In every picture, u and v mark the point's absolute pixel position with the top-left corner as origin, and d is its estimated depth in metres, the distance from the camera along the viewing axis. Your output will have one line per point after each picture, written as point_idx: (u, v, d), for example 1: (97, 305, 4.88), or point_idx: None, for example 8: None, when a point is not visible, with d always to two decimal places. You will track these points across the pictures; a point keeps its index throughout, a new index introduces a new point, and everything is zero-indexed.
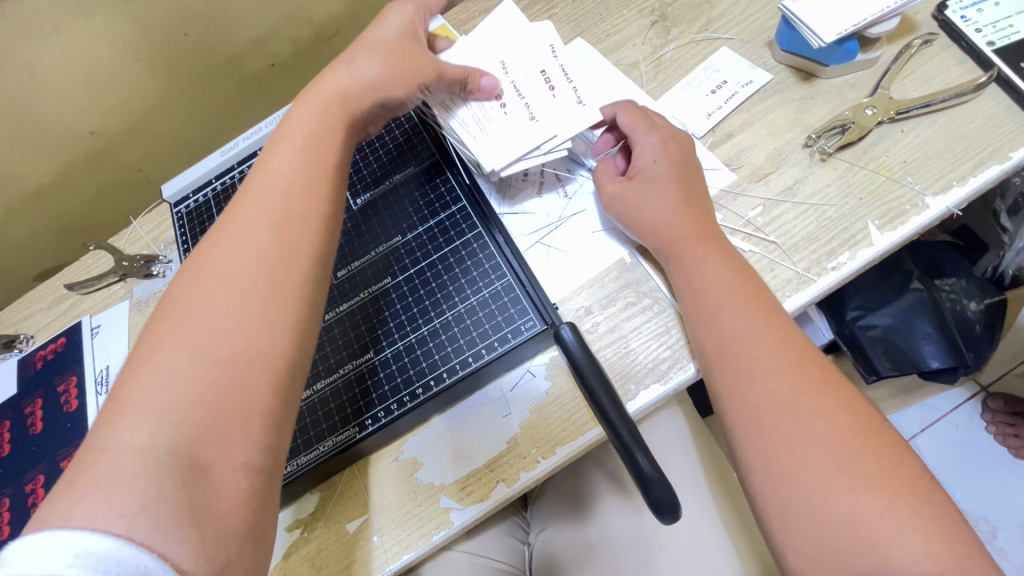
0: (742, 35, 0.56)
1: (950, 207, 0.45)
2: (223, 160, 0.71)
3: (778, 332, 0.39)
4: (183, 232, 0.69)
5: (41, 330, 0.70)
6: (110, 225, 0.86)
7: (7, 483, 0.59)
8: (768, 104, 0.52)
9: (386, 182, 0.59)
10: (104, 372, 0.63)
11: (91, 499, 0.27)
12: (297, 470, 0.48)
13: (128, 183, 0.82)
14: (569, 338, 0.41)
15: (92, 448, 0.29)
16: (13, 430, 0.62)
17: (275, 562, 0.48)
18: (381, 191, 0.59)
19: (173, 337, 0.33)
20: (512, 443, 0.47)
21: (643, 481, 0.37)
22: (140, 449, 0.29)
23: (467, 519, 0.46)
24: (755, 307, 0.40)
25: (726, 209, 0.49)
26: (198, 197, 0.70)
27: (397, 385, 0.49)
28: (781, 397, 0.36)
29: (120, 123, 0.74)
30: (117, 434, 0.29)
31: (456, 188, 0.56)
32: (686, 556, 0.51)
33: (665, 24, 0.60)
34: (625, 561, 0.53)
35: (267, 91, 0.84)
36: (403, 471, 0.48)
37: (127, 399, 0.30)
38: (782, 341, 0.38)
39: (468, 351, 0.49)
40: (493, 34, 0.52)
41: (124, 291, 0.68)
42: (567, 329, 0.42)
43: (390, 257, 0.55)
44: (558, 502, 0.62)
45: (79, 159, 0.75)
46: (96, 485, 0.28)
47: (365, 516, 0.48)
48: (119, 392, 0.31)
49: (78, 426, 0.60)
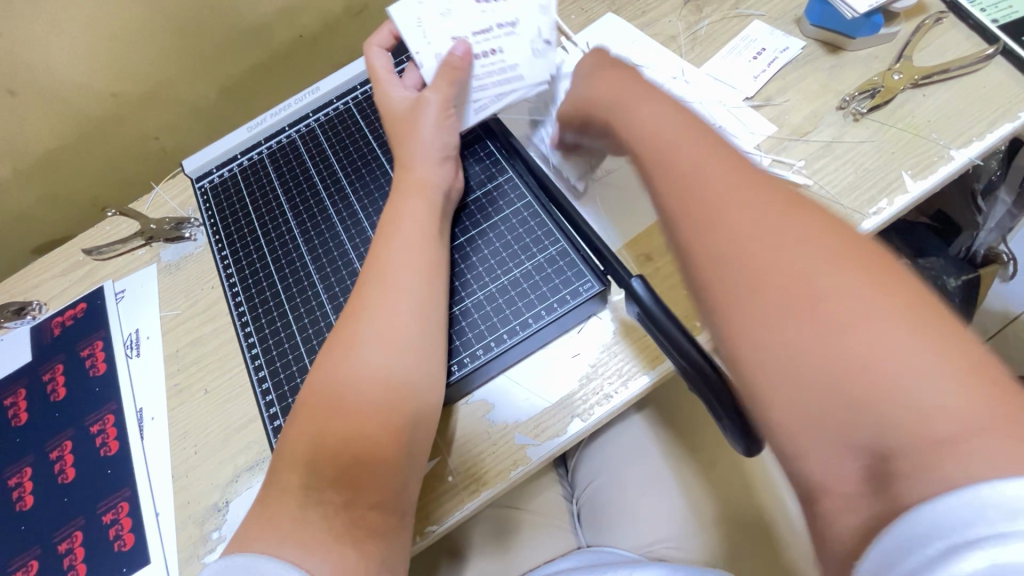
0: (771, 13, 0.61)
1: (971, 158, 0.50)
2: (250, 136, 0.64)
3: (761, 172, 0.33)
4: (209, 211, 0.62)
5: (55, 297, 0.66)
6: (132, 189, 0.83)
7: (27, 451, 0.56)
8: (801, 71, 0.57)
9: None
10: (133, 336, 0.61)
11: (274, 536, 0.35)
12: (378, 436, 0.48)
13: (141, 152, 0.79)
14: (641, 291, 0.42)
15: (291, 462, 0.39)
16: (30, 399, 0.59)
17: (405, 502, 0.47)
18: None
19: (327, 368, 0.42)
20: (584, 381, 0.48)
21: (731, 416, 0.37)
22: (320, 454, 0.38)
23: (546, 454, 0.47)
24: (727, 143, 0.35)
25: (775, 159, 0.54)
26: (222, 172, 0.64)
27: (456, 346, 0.49)
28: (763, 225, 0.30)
29: (143, 86, 0.72)
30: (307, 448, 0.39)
31: (503, 160, 0.56)
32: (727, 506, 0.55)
33: (698, 3, 0.64)
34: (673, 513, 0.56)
35: (293, 63, 0.83)
36: (475, 412, 0.49)
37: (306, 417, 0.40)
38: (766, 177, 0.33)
39: (527, 313, 0.49)
40: (414, 17, 0.53)
41: (149, 255, 0.65)
42: (638, 282, 0.43)
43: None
44: (596, 454, 0.62)
45: (95, 122, 0.72)
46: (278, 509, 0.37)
47: (439, 458, 0.48)
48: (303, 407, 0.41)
49: (109, 390, 0.58)
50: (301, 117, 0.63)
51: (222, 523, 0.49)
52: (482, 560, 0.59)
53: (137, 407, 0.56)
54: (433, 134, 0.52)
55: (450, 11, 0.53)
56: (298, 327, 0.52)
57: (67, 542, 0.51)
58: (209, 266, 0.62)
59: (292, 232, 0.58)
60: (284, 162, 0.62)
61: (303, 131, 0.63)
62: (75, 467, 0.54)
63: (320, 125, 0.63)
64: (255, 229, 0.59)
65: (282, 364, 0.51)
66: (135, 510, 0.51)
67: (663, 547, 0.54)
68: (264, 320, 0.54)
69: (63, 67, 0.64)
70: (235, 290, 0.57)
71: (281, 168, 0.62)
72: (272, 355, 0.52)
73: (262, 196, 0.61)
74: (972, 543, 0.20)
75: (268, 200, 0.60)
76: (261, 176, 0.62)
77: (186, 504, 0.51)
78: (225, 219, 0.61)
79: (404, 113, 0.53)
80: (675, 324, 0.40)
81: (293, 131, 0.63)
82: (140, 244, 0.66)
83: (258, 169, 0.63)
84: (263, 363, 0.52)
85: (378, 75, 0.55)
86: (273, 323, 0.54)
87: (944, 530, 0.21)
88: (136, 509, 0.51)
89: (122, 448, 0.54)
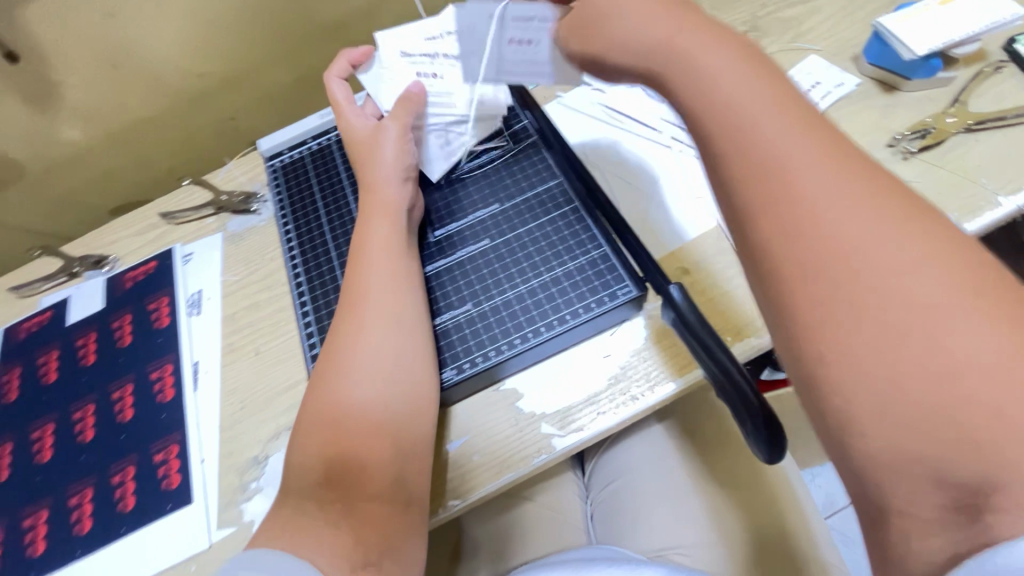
0: (829, 48, 0.63)
1: (1020, 205, 0.50)
2: (321, 122, 0.69)
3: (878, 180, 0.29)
4: (278, 187, 0.67)
5: (129, 254, 0.72)
6: (206, 164, 0.89)
7: (92, 388, 0.61)
8: (853, 107, 0.59)
9: (486, 156, 0.62)
10: (196, 296, 0.66)
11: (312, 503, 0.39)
12: None
13: (219, 130, 0.85)
14: (677, 296, 0.45)
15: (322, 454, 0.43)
16: (99, 343, 0.64)
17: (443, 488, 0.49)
18: (480, 163, 0.62)
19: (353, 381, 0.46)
20: (613, 381, 0.50)
21: (756, 425, 0.39)
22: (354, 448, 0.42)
23: (570, 446, 0.49)
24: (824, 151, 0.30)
25: None
26: (293, 153, 0.69)
27: (494, 334, 0.52)
28: (835, 212, 0.28)
29: (229, 70, 0.78)
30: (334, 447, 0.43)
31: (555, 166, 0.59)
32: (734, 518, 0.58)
33: (756, 34, 0.67)
34: (683, 521, 0.58)
35: (366, 60, 0.87)
36: (505, 399, 0.51)
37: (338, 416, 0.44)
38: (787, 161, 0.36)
39: (565, 309, 0.51)
40: (382, 81, 0.57)
41: (217, 224, 0.70)
42: (675, 288, 0.45)
43: (486, 222, 0.58)
44: (611, 459, 0.64)
45: (182, 98, 0.78)
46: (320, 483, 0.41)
47: (465, 438, 0.51)
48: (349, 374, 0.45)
49: (170, 342, 0.63)
50: None
51: (260, 475, 0.53)
52: (495, 542, 0.62)
53: (194, 359, 0.61)
54: (393, 160, 0.55)
55: (384, 76, 0.57)
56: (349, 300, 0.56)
57: (120, 475, 0.55)
58: (271, 240, 0.67)
59: (352, 214, 0.62)
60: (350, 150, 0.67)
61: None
62: (133, 409, 0.59)
63: None
64: (318, 208, 0.64)
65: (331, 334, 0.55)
66: (182, 453, 0.55)
67: (677, 554, 0.55)
68: (319, 293, 0.59)
69: (161, 45, 0.70)
70: (295, 263, 0.62)
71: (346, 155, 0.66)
72: (323, 324, 0.56)
73: (328, 179, 0.66)
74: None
75: (333, 182, 0.65)
76: (327, 160, 0.67)
77: (230, 454, 0.54)
78: (291, 196, 0.66)
79: (366, 141, 0.57)
80: (704, 327, 0.42)
81: None
82: (210, 213, 0.72)
83: (325, 154, 0.68)
84: (314, 330, 0.56)
85: (341, 107, 0.59)
86: (326, 296, 0.58)
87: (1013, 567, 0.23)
88: (184, 453, 0.55)
89: (176, 396, 0.59)
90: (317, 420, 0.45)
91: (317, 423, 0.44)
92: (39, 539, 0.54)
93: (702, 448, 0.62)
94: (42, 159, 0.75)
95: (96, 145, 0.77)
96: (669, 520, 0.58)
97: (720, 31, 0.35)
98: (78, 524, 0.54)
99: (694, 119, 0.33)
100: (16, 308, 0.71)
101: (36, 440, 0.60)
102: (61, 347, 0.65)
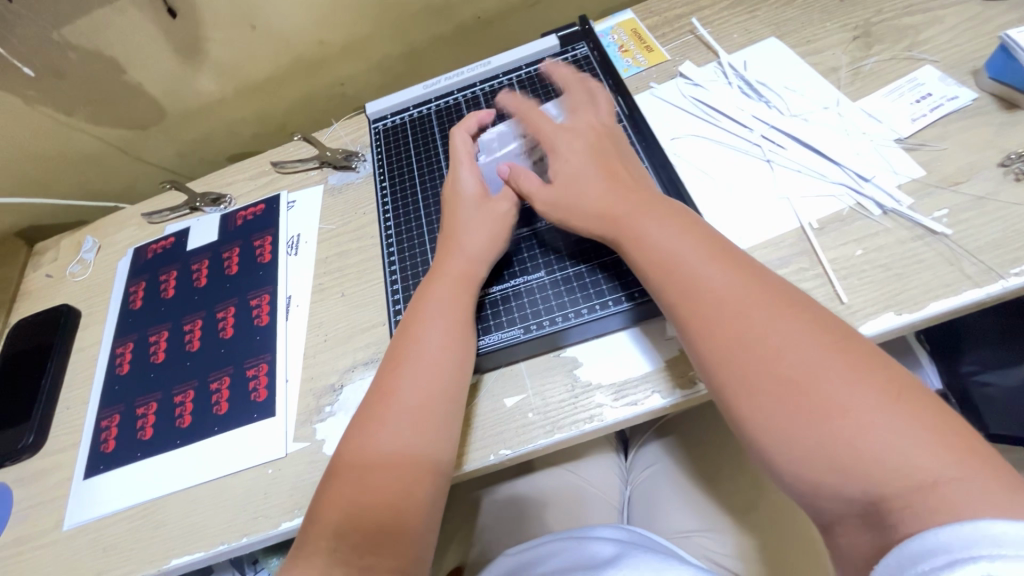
0: (947, 60, 0.61)
1: None
2: (423, 93, 0.76)
3: (860, 332, 0.37)
4: (378, 145, 0.74)
5: (242, 196, 0.80)
6: (313, 123, 0.97)
7: (202, 306, 0.70)
8: (966, 122, 0.56)
9: None
10: (295, 239, 0.73)
11: (361, 485, 0.43)
12: None
13: (329, 94, 0.93)
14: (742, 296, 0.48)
15: (373, 441, 0.45)
16: (210, 268, 0.73)
17: (492, 445, 0.51)
18: None
19: (404, 384, 0.48)
20: (671, 361, 0.51)
21: None
22: (403, 439, 0.45)
23: (620, 419, 0.50)
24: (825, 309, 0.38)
25: (920, 200, 0.53)
26: (395, 118, 0.76)
27: (562, 302, 0.56)
28: None
29: (346, 39, 0.84)
30: (389, 437, 0.45)
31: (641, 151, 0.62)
32: (775, 523, 0.58)
33: (867, 40, 0.65)
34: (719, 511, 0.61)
35: (469, 40, 0.90)
36: (564, 365, 0.54)
37: (388, 413, 0.46)
38: (753, 287, 0.41)
39: (635, 287, 0.54)
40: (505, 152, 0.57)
41: (320, 177, 0.77)
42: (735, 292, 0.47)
43: None
44: (652, 447, 0.70)
45: (303, 61, 0.86)
46: (373, 467, 0.44)
47: (523, 394, 0.53)
48: (420, 355, 0.49)
49: (269, 276, 0.70)
50: (471, 84, 0.74)
51: (334, 401, 0.58)
52: (531, 500, 0.68)
53: (287, 294, 0.68)
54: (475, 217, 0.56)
55: None
56: (431, 246, 0.63)
57: (218, 383, 0.63)
58: (365, 197, 0.73)
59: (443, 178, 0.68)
60: (446, 120, 0.73)
61: (467, 97, 0.74)
62: (234, 328, 0.67)
63: (482, 94, 0.73)
64: (413, 170, 0.70)
65: (413, 280, 0.62)
66: (270, 372, 0.62)
67: (701, 536, 0.60)
68: (406, 245, 0.65)
69: (295, 15, 0.78)
70: (387, 215, 0.68)
71: (443, 124, 0.73)
72: (407, 272, 0.62)
73: (424, 144, 0.72)
74: (971, 558, 0.26)
75: (429, 149, 0.71)
76: (425, 127, 0.73)
77: (311, 378, 0.61)
78: (389, 155, 0.73)
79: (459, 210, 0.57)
80: None
81: (459, 96, 0.74)
82: (315, 166, 0.78)
83: (423, 121, 0.74)
84: (398, 276, 0.62)
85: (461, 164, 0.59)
86: (412, 249, 0.64)
87: (952, 547, 0.27)
88: (272, 371, 0.62)
89: (270, 322, 0.66)
90: (375, 392, 0.48)
91: (392, 365, 0.49)
92: (148, 426, 0.63)
93: (737, 448, 0.64)
94: (182, 105, 0.87)
95: (225, 97, 0.87)
96: (698, 508, 0.62)
97: (717, 247, 0.44)
98: (180, 418, 0.62)
99: (696, 320, 0.41)
100: (146, 232, 0.82)
101: (153, 343, 0.69)
102: (179, 269, 0.75)
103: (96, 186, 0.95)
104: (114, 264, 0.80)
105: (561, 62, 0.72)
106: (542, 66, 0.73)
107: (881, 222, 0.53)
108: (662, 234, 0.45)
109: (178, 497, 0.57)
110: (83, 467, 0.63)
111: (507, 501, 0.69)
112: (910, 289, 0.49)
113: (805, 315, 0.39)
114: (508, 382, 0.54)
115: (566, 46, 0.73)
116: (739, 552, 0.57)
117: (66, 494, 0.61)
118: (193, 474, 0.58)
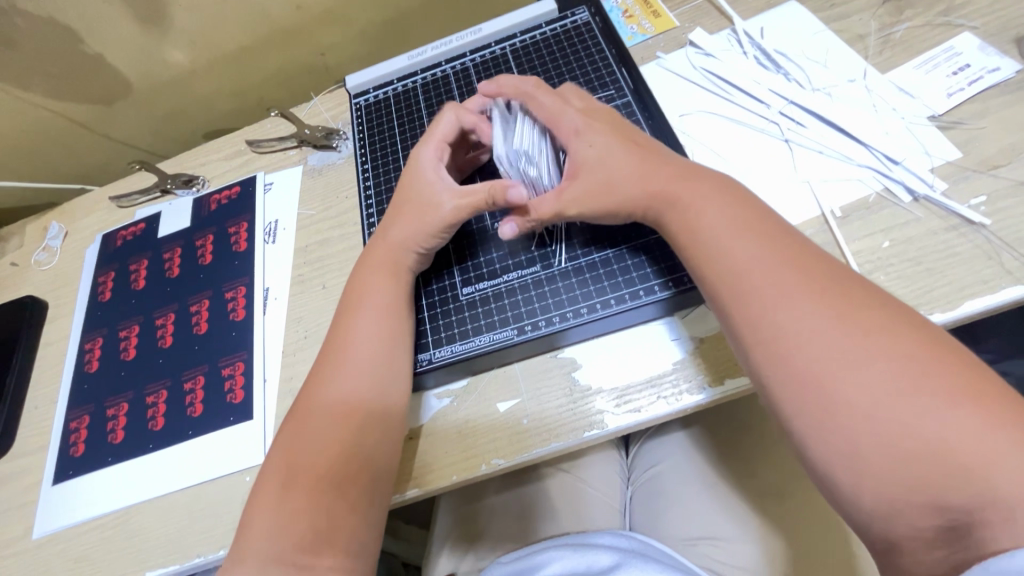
0: (987, 27, 0.55)
1: None
2: (409, 64, 0.69)
3: (899, 344, 0.33)
4: (360, 122, 0.68)
5: (216, 177, 0.75)
6: (292, 96, 0.90)
7: (174, 299, 0.65)
8: (1008, 98, 0.50)
9: None
10: (273, 225, 0.67)
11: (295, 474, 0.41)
12: (454, 355, 0.51)
13: (308, 65, 0.86)
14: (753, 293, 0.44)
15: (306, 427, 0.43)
16: (184, 257, 0.68)
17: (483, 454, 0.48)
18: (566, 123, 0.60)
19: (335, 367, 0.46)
20: (678, 365, 0.47)
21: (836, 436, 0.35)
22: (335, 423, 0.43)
23: (621, 427, 0.46)
24: (858, 320, 0.34)
25: (953, 185, 0.48)
26: (378, 93, 0.70)
27: (560, 299, 0.51)
28: (863, 408, 0.31)
29: (324, 4, 0.77)
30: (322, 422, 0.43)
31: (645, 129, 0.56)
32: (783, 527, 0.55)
33: (898, 3, 0.58)
34: (726, 516, 0.58)
35: (459, 4, 0.83)
36: (562, 368, 0.50)
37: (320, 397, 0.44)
38: (803, 268, 0.37)
39: (639, 284, 0.50)
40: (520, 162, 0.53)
41: (299, 157, 0.72)
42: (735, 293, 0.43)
43: None
44: (655, 445, 0.66)
45: (278, 28, 0.78)
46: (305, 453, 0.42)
47: (517, 399, 0.49)
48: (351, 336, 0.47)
49: (245, 266, 0.65)
50: (460, 55, 0.68)
51: None
52: (526, 501, 0.65)
53: (265, 286, 0.63)
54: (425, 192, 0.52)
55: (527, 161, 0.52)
56: None
57: (192, 382, 0.59)
58: (347, 179, 0.67)
59: None
60: (434, 94, 0.67)
61: (456, 68, 0.68)
62: (208, 323, 0.62)
63: (472, 65, 0.67)
64: (397, 151, 0.65)
65: None
66: (247, 371, 0.58)
67: (708, 544, 0.57)
68: None
69: None
70: (369, 201, 0.63)
71: (430, 99, 0.67)
72: None
73: (409, 121, 0.66)
74: None
75: (415, 126, 0.66)
76: (410, 102, 0.67)
77: (290, 379, 0.56)
78: (372, 134, 0.67)
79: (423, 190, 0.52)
80: None
81: (447, 67, 0.68)
82: (293, 145, 0.73)
83: (409, 96, 0.68)
84: None
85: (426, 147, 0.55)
86: None
87: None
88: (249, 370, 0.58)
89: (246, 316, 0.62)
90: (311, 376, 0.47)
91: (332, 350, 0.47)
92: (120, 429, 0.59)
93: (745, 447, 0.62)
94: (149, 77, 0.80)
95: (195, 68, 0.81)
96: (704, 511, 0.59)
97: (769, 227, 0.40)
98: (153, 421, 0.59)
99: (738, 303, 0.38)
100: (115, 217, 0.76)
101: (124, 338, 0.65)
102: (150, 258, 0.70)
103: (62, 166, 0.89)
104: (82, 252, 0.75)
105: (558, 29, 0.66)
106: (539, 34, 0.66)
107: (911, 210, 0.48)
108: (711, 216, 0.42)
109: (152, 506, 0.54)
110: (53, 471, 0.59)
111: (499, 503, 0.66)
112: (942, 286, 0.45)
113: (857, 311, 0.35)
114: (499, 386, 0.50)
115: (564, 11, 0.67)
116: (747, 561, 0.55)
117: (36, 500, 0.58)
118: (168, 481, 0.55)
